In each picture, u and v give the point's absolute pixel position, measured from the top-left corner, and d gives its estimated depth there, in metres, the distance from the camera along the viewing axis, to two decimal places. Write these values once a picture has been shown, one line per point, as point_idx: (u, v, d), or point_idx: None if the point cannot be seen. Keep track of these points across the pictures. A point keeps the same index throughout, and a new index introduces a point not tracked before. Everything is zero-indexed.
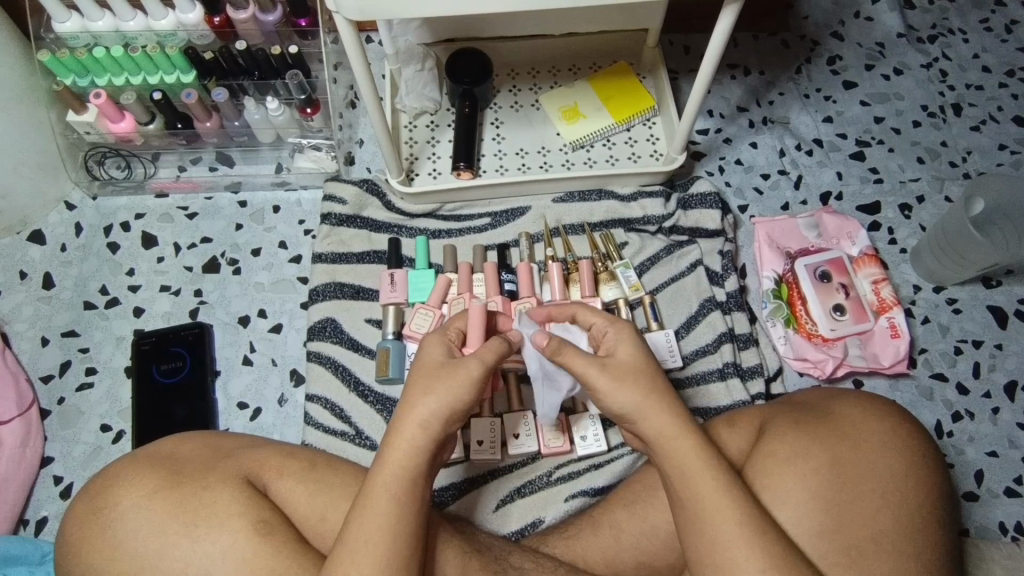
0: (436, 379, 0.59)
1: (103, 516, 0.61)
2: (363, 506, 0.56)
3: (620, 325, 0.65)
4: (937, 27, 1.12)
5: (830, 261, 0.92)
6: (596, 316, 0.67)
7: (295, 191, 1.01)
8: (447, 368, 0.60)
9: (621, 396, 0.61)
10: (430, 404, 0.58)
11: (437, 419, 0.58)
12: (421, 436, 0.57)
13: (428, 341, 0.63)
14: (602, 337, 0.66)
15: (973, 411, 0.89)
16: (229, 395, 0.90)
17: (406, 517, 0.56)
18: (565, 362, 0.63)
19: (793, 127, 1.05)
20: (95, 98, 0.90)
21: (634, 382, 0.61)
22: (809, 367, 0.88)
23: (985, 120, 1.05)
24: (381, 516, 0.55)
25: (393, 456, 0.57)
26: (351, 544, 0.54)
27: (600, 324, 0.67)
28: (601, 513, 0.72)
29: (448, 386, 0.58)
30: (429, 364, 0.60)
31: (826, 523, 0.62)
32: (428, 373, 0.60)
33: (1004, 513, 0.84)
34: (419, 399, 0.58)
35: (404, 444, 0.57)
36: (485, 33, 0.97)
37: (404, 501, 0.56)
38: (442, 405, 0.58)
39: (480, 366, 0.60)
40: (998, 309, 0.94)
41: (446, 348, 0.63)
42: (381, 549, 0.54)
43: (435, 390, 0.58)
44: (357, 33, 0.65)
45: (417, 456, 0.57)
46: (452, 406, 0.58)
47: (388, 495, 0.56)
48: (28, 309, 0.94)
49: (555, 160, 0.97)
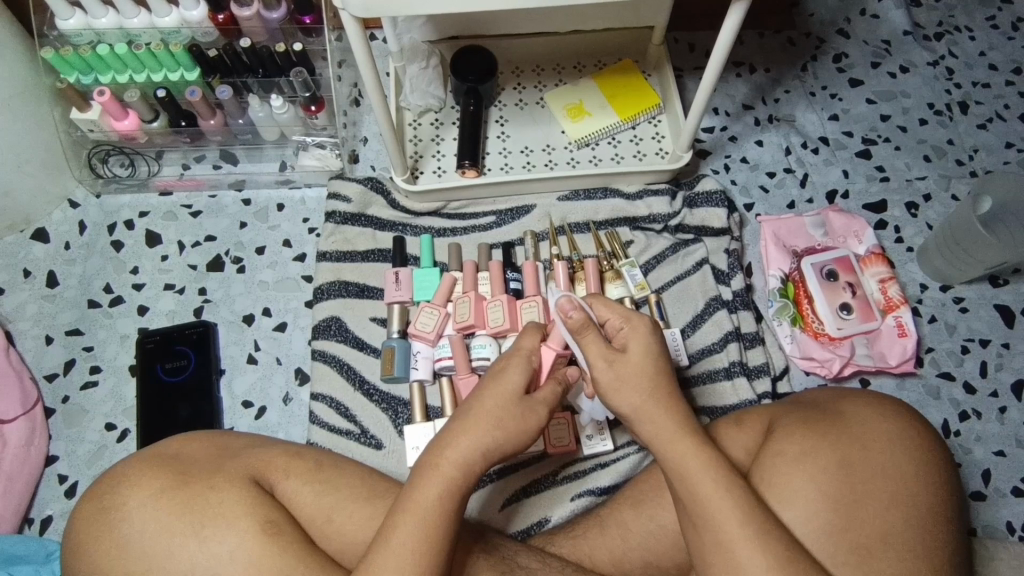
0: (505, 416, 0.59)
1: (109, 516, 0.60)
2: (400, 516, 0.55)
3: (634, 322, 0.63)
4: (943, 25, 1.11)
5: (838, 260, 0.91)
6: (610, 309, 0.65)
7: (299, 189, 1.01)
8: (518, 407, 0.60)
9: (621, 401, 0.61)
10: (497, 437, 0.59)
11: (495, 451, 0.59)
12: (481, 461, 0.58)
13: (511, 366, 0.62)
14: (614, 333, 0.65)
15: (980, 411, 0.88)
16: (233, 394, 0.89)
17: (438, 523, 0.55)
18: (581, 343, 0.63)
19: (799, 125, 1.05)
20: (99, 96, 0.89)
21: (633, 390, 0.61)
22: (815, 367, 0.89)
23: (992, 118, 1.05)
24: (416, 523, 0.55)
25: (445, 464, 0.57)
26: (383, 549, 0.54)
27: (613, 320, 0.65)
28: (608, 513, 0.72)
29: (517, 423, 0.60)
30: (506, 395, 0.60)
31: (834, 523, 0.62)
32: (499, 407, 0.59)
33: (1011, 513, 0.83)
34: (484, 427, 0.58)
35: (456, 454, 0.58)
36: (491, 31, 0.97)
37: (446, 507, 0.56)
38: (505, 440, 0.59)
39: (545, 412, 0.62)
40: (1005, 308, 0.93)
41: (527, 378, 0.62)
42: (417, 555, 0.54)
43: (483, 421, 0.59)
44: (363, 29, 0.64)
45: (465, 470, 0.58)
46: (510, 446, 0.60)
47: (421, 500, 0.56)
48: (32, 307, 0.94)
49: (560, 158, 0.97)
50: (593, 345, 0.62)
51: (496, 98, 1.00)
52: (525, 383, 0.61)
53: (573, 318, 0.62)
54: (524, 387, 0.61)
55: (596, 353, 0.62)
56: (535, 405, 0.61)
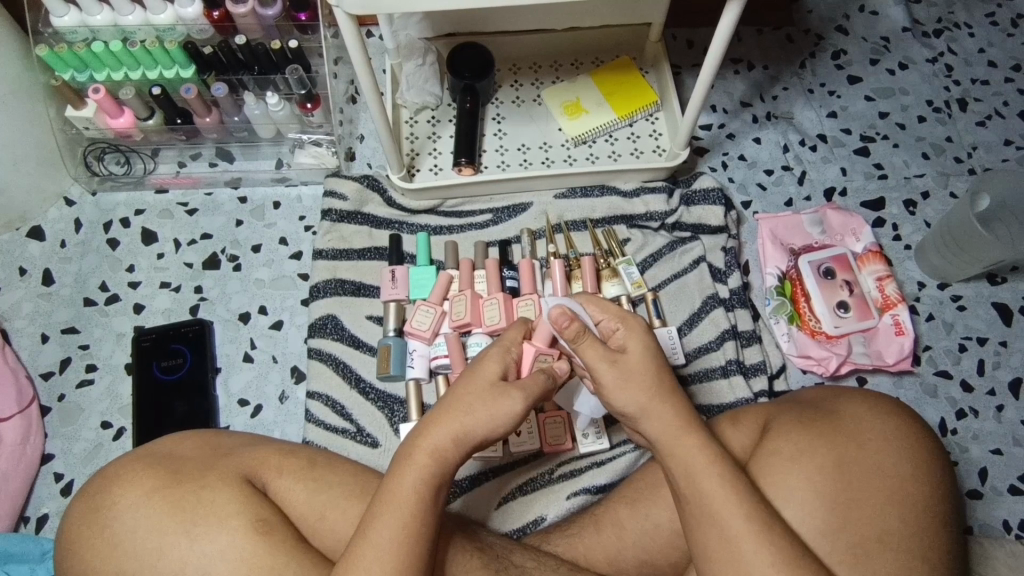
0: (479, 400, 0.59)
1: (102, 515, 0.60)
2: (379, 508, 0.56)
3: (631, 322, 0.63)
4: (943, 21, 1.11)
5: (835, 258, 0.91)
6: (604, 311, 0.64)
7: (296, 187, 1.00)
8: (493, 390, 0.59)
9: (624, 398, 0.61)
10: (467, 422, 0.58)
11: (467, 437, 0.58)
12: (453, 448, 0.58)
13: (489, 357, 0.62)
14: (609, 334, 0.65)
15: (977, 409, 0.88)
16: (229, 393, 0.89)
17: (419, 514, 0.56)
18: (578, 349, 0.62)
19: (797, 122, 1.04)
20: (94, 93, 0.88)
21: (638, 387, 0.61)
22: (813, 365, 0.88)
23: (991, 115, 1.04)
24: (403, 515, 0.55)
25: (425, 454, 0.57)
26: (369, 539, 0.54)
27: (609, 320, 0.64)
28: (604, 511, 0.72)
29: (489, 411, 0.59)
30: (481, 380, 0.60)
31: (832, 521, 0.62)
32: (475, 393, 0.59)
33: (1007, 512, 0.83)
34: (458, 409, 0.59)
35: (428, 444, 0.58)
36: (487, 27, 0.96)
37: (423, 494, 0.56)
38: (476, 425, 0.58)
39: (523, 399, 0.60)
40: (1003, 305, 0.93)
41: (503, 368, 0.61)
42: (399, 545, 0.54)
43: (474, 408, 0.59)
44: (357, 27, 0.64)
45: (439, 459, 0.58)
46: (483, 432, 0.59)
47: (415, 493, 0.56)
48: (27, 305, 0.94)
49: (557, 156, 0.96)
50: (592, 348, 0.62)
51: (493, 96, 1.00)
52: (500, 372, 0.61)
53: (569, 330, 0.61)
54: (499, 376, 0.61)
55: (594, 355, 0.62)
56: (510, 390, 0.60)
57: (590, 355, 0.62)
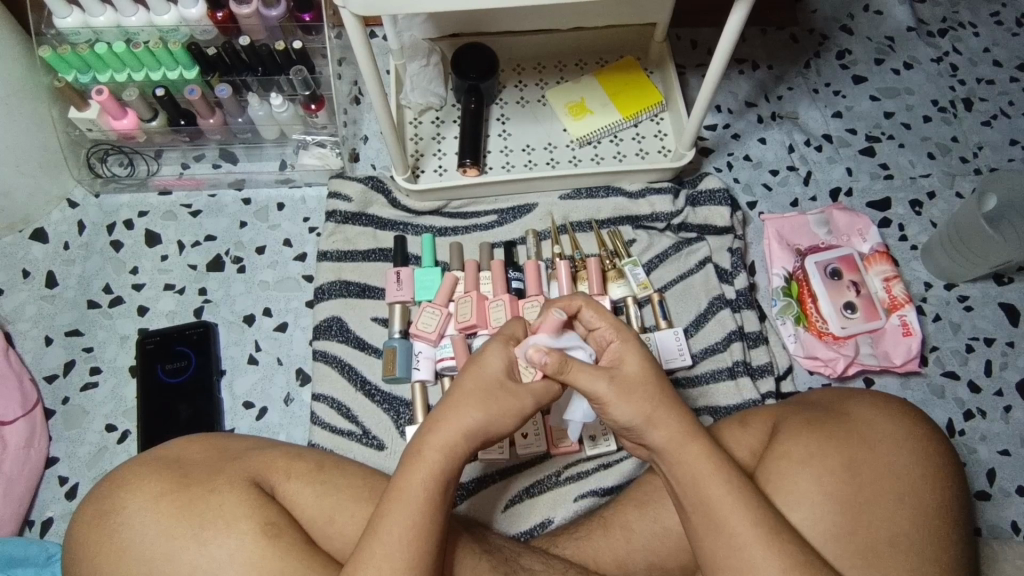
0: (488, 397, 0.58)
1: (110, 519, 0.60)
2: (391, 505, 0.56)
3: (626, 335, 0.61)
4: (947, 21, 1.10)
5: (841, 258, 0.90)
6: (601, 319, 0.62)
7: (299, 188, 1.00)
8: (504, 389, 0.59)
9: (627, 410, 0.59)
10: (474, 419, 0.58)
11: (477, 431, 0.58)
12: (462, 443, 0.58)
13: (490, 352, 0.60)
14: (604, 344, 0.63)
15: (985, 410, 0.88)
16: (234, 395, 0.89)
17: (433, 514, 0.55)
18: (568, 377, 0.59)
19: (803, 123, 1.04)
20: (96, 95, 0.88)
21: (642, 396, 0.59)
22: (820, 366, 0.88)
23: (996, 115, 1.04)
24: (414, 516, 0.55)
25: (432, 452, 0.57)
26: (382, 539, 0.54)
27: (605, 329, 0.62)
28: (612, 513, 0.71)
29: (501, 408, 0.58)
30: (490, 378, 0.59)
31: (843, 524, 0.61)
32: (480, 391, 0.58)
33: (1015, 513, 0.83)
34: (463, 409, 0.58)
35: (437, 441, 0.57)
36: (492, 28, 0.96)
37: (434, 492, 0.56)
38: (492, 426, 0.58)
39: (533, 402, 0.60)
40: (1010, 305, 0.93)
41: (507, 363, 0.60)
42: (407, 546, 0.54)
43: (476, 409, 0.58)
44: (363, 28, 0.64)
45: (455, 457, 0.57)
46: (494, 429, 0.59)
47: (423, 495, 0.56)
48: (31, 308, 0.93)
49: (562, 157, 0.96)
50: (581, 372, 0.59)
51: (498, 97, 0.99)
52: (505, 368, 0.60)
53: (551, 366, 0.57)
54: (505, 373, 0.60)
55: (586, 378, 0.59)
56: (519, 391, 0.59)
57: (582, 379, 0.59)
